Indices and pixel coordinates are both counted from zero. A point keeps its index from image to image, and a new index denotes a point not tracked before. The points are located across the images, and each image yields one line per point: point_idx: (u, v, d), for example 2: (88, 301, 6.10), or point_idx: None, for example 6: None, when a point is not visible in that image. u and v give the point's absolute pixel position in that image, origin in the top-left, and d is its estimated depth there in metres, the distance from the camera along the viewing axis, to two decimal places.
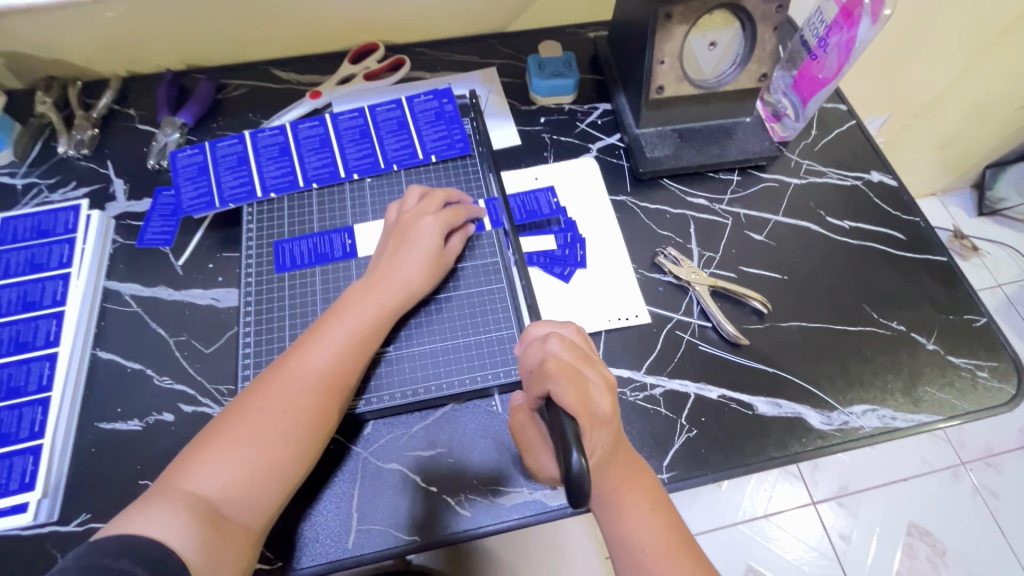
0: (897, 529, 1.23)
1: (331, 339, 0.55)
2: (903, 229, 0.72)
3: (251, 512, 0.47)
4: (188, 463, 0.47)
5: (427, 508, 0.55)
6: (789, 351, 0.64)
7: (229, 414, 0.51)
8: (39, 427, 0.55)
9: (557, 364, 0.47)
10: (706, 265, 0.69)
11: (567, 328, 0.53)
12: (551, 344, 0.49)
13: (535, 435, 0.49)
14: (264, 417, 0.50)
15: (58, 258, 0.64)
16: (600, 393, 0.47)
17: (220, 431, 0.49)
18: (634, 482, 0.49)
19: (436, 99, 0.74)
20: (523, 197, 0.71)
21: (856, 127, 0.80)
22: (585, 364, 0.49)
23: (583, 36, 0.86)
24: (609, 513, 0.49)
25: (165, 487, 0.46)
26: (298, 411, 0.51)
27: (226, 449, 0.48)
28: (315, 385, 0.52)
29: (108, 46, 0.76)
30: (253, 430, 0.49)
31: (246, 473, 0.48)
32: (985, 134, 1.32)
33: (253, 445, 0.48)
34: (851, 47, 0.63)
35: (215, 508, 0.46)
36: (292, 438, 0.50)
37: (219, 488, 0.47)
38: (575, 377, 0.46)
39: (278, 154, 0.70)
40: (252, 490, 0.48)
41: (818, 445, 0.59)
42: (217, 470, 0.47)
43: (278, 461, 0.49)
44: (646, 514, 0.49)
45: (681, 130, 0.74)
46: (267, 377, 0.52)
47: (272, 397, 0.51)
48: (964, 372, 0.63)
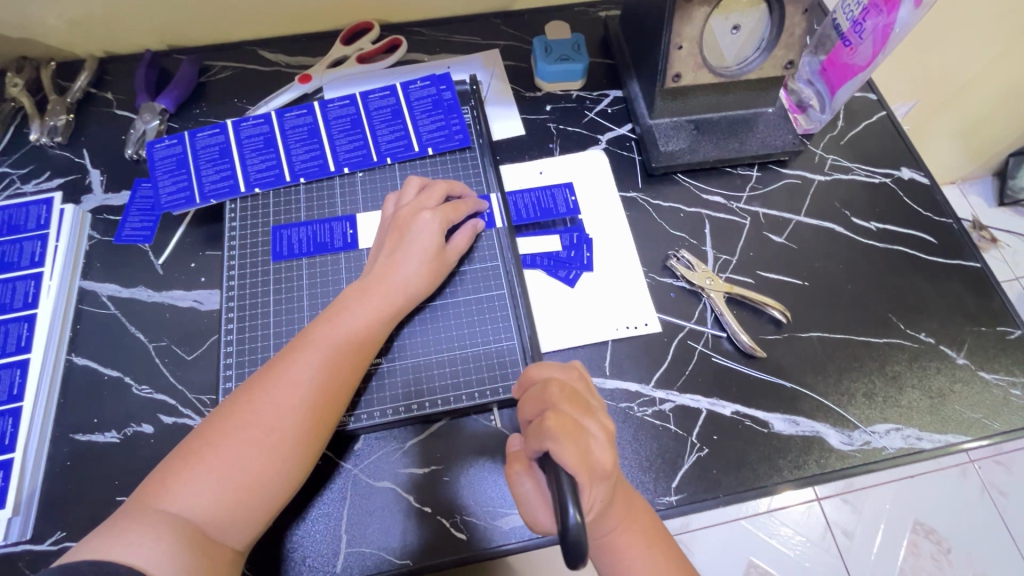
0: (902, 526, 1.18)
1: (325, 343, 0.50)
2: (934, 232, 0.67)
3: (239, 532, 0.43)
4: (168, 480, 0.43)
5: (421, 530, 0.52)
6: (809, 364, 0.60)
7: (210, 425, 0.46)
8: (10, 440, 0.52)
9: (556, 418, 0.43)
10: (721, 270, 0.65)
11: (569, 373, 0.49)
12: (551, 393, 0.45)
13: (532, 489, 0.45)
14: (254, 429, 0.45)
15: (30, 257, 0.60)
16: (601, 447, 0.43)
17: (202, 445, 0.45)
18: (633, 524, 0.47)
19: (434, 86, 0.69)
20: (539, 192, 0.66)
21: (886, 118, 0.74)
22: (586, 416, 0.45)
23: (593, 15, 0.79)
24: (605, 556, 0.46)
25: (142, 507, 0.42)
26: (290, 424, 0.47)
27: (210, 465, 0.44)
28: (309, 395, 0.48)
29: (81, 24, 0.70)
30: (242, 444, 0.45)
31: (234, 490, 0.43)
32: (1013, 120, 1.24)
33: (242, 461, 0.44)
34: (888, 34, 0.57)
35: (200, 530, 0.42)
36: (284, 452, 0.46)
37: (205, 508, 0.42)
38: (574, 432, 0.43)
39: (263, 145, 0.65)
40: (241, 509, 0.44)
41: (837, 466, 0.56)
42: (202, 488, 0.43)
43: (268, 477, 0.45)
44: (644, 558, 0.46)
45: (698, 121, 0.69)
46: (256, 384, 0.48)
47: (261, 406, 0.46)
48: (996, 389, 0.59)
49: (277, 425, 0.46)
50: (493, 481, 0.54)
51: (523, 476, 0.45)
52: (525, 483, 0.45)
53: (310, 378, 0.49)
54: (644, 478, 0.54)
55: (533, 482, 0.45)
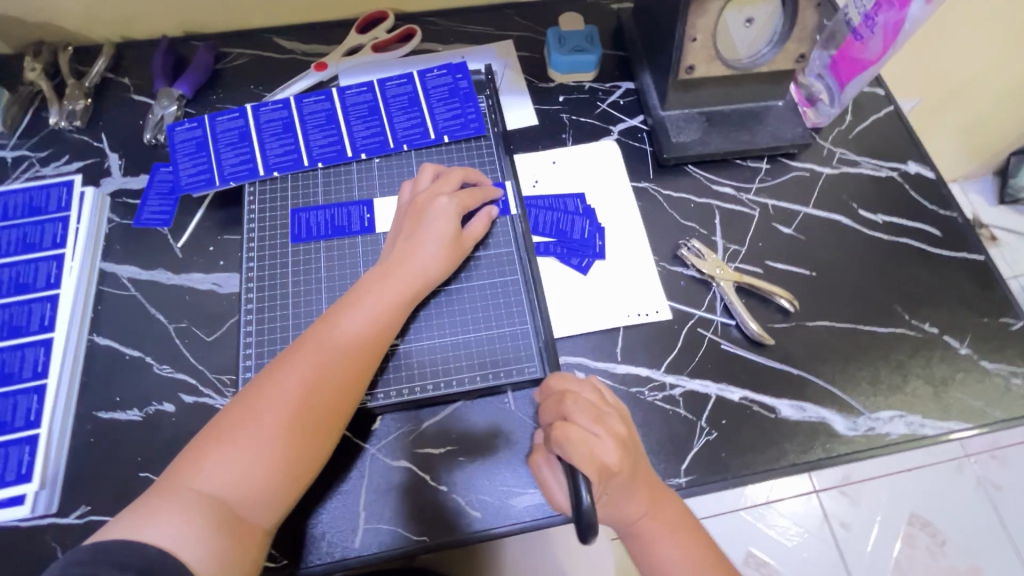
0: (897, 519, 1.20)
1: (346, 327, 0.52)
2: (939, 225, 0.68)
3: (267, 511, 0.45)
4: (197, 461, 0.44)
5: (437, 509, 0.54)
6: (815, 352, 0.61)
7: (235, 407, 0.47)
8: (35, 416, 0.53)
9: (565, 427, 0.46)
10: (730, 259, 0.66)
11: (585, 386, 0.50)
12: (562, 403, 0.48)
13: (550, 476, 0.52)
14: (278, 412, 0.47)
15: (52, 238, 0.61)
16: (607, 450, 0.45)
17: (229, 427, 0.46)
18: (659, 509, 0.48)
19: (450, 75, 0.69)
20: (552, 198, 0.67)
21: (893, 113, 0.75)
22: (596, 423, 0.47)
23: (605, 7, 0.80)
24: (635, 541, 0.49)
25: (173, 486, 0.43)
26: (314, 406, 0.48)
27: (237, 447, 0.45)
28: (331, 378, 0.49)
29: (100, 9, 0.71)
30: (267, 427, 0.46)
31: (261, 470, 0.45)
32: (1016, 118, 1.25)
33: (268, 443, 0.45)
34: (899, 30, 0.58)
35: (230, 509, 0.43)
36: (308, 434, 0.47)
37: (233, 488, 0.44)
38: (581, 439, 0.45)
39: (281, 130, 0.66)
40: (268, 489, 0.45)
41: (841, 451, 0.57)
42: (231, 469, 0.44)
43: (294, 458, 0.46)
44: (670, 540, 0.48)
45: (709, 113, 0.70)
46: (279, 368, 0.49)
47: (285, 389, 0.48)
48: (997, 378, 0.61)
49: (301, 409, 0.47)
50: (507, 462, 0.55)
51: (542, 465, 0.52)
52: (543, 471, 0.52)
53: (331, 361, 0.50)
54: (654, 460, 0.56)
55: (551, 470, 0.52)
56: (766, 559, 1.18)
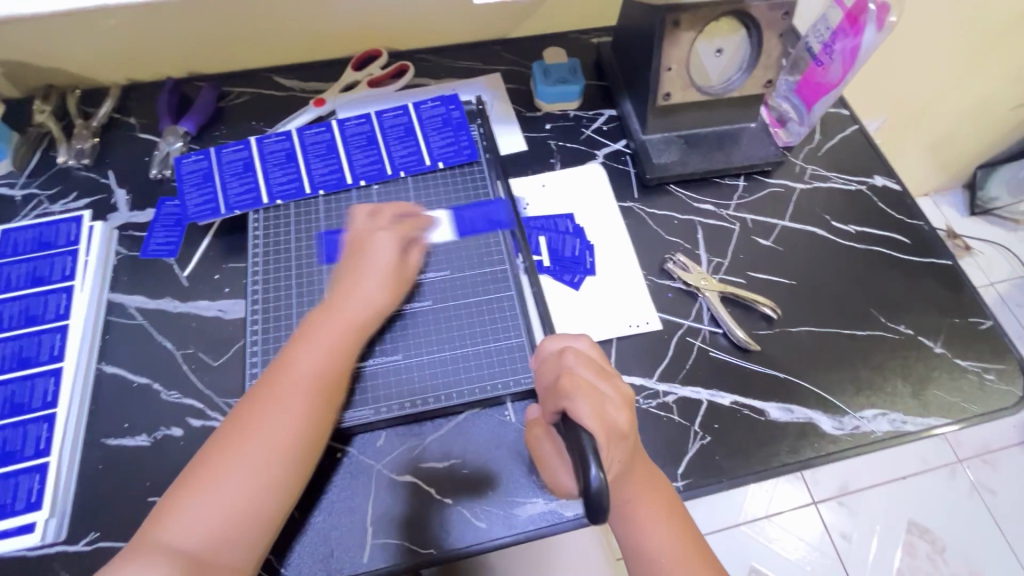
0: (897, 527, 1.22)
1: (296, 368, 0.52)
2: (907, 233, 0.73)
3: (240, 555, 0.46)
4: (165, 517, 0.45)
5: (442, 521, 0.55)
6: (799, 356, 0.64)
7: (200, 459, 0.48)
8: (45, 445, 0.54)
9: (572, 379, 0.47)
10: (715, 271, 0.69)
11: (583, 340, 0.53)
12: (565, 358, 0.50)
13: (551, 450, 0.50)
14: (241, 462, 0.47)
15: (61, 271, 0.63)
16: (615, 409, 0.47)
17: (193, 479, 0.47)
18: (648, 483, 0.50)
19: (443, 106, 0.74)
20: (543, 220, 0.70)
21: (858, 132, 0.81)
22: (601, 379, 0.49)
23: (586, 41, 0.86)
24: (622, 518, 0.49)
25: (142, 549, 0.44)
26: (275, 451, 0.48)
27: (201, 501, 0.46)
28: (289, 421, 0.49)
29: (109, 54, 0.75)
30: (232, 474, 0.47)
31: (229, 519, 0.46)
32: (977, 134, 1.33)
33: (231, 493, 0.46)
34: (855, 54, 0.64)
35: (199, 559, 0.44)
36: (271, 475, 0.48)
37: (199, 538, 0.45)
38: (589, 392, 0.47)
39: (284, 160, 0.69)
40: (239, 534, 0.46)
41: (830, 450, 0.59)
42: (198, 519, 0.45)
43: (261, 502, 0.47)
44: (659, 520, 0.49)
45: (687, 136, 0.74)
46: (238, 415, 0.50)
47: (245, 434, 0.48)
48: (971, 375, 0.64)
49: (263, 454, 0.48)
50: (510, 471, 0.57)
51: (543, 439, 0.51)
52: (543, 445, 0.51)
53: (286, 407, 0.50)
54: None
55: (552, 444, 0.50)
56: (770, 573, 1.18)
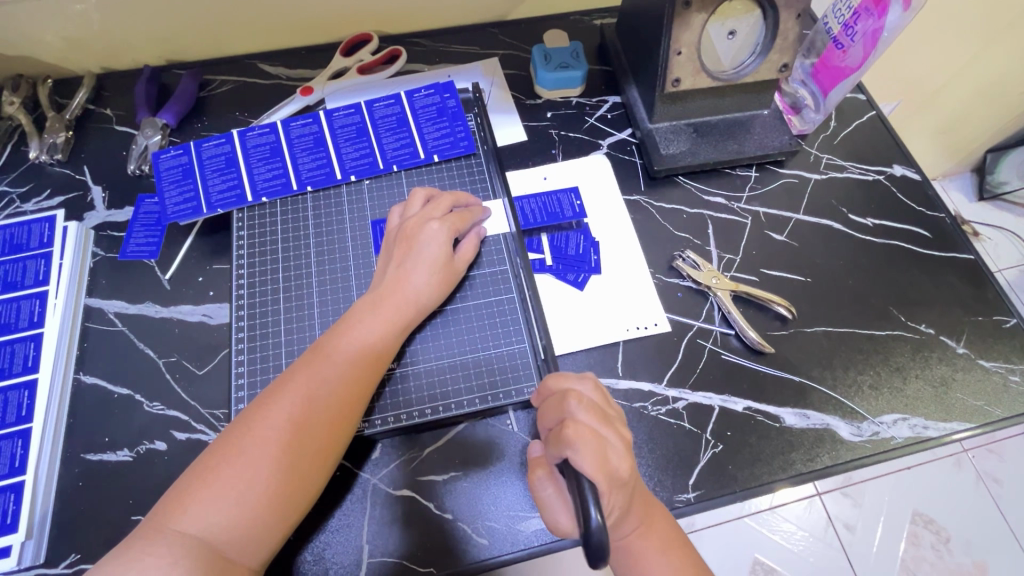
0: (902, 518, 1.20)
1: (338, 355, 0.51)
2: (928, 226, 0.69)
3: (254, 552, 0.43)
4: (182, 502, 0.43)
5: (441, 538, 0.52)
6: (814, 358, 0.61)
7: (222, 444, 0.46)
8: (20, 462, 0.51)
9: (576, 427, 0.43)
10: (726, 269, 0.66)
11: (586, 384, 0.50)
12: (567, 402, 0.46)
13: (553, 495, 0.46)
14: (266, 447, 0.45)
15: (34, 275, 0.60)
16: (618, 456, 0.44)
17: (216, 464, 0.44)
18: (651, 519, 0.48)
19: (438, 94, 0.69)
20: (546, 197, 0.67)
21: (876, 118, 0.77)
22: (604, 425, 0.45)
23: (588, 23, 0.81)
24: (621, 555, 0.47)
25: (157, 529, 0.42)
26: (304, 440, 0.47)
27: (224, 484, 0.43)
28: (322, 409, 0.48)
29: (81, 41, 0.70)
30: (260, 463, 0.44)
31: (249, 510, 0.43)
32: (991, 117, 1.28)
33: (255, 480, 0.44)
34: (878, 38, 0.59)
35: (216, 551, 0.42)
36: (296, 470, 0.46)
37: (218, 528, 0.42)
38: (591, 440, 0.43)
39: (269, 155, 0.65)
40: (260, 531, 0.43)
41: (847, 457, 0.57)
42: (218, 510, 0.43)
43: (283, 497, 0.45)
44: (663, 557, 0.47)
45: (697, 124, 0.70)
46: (267, 402, 0.48)
47: (274, 424, 0.46)
48: (995, 376, 0.61)
49: (290, 442, 0.46)
50: (513, 484, 0.54)
51: (545, 482, 0.46)
52: (545, 488, 0.46)
53: (324, 392, 0.49)
54: (661, 477, 0.55)
55: (555, 487, 0.46)
56: (773, 565, 1.16)
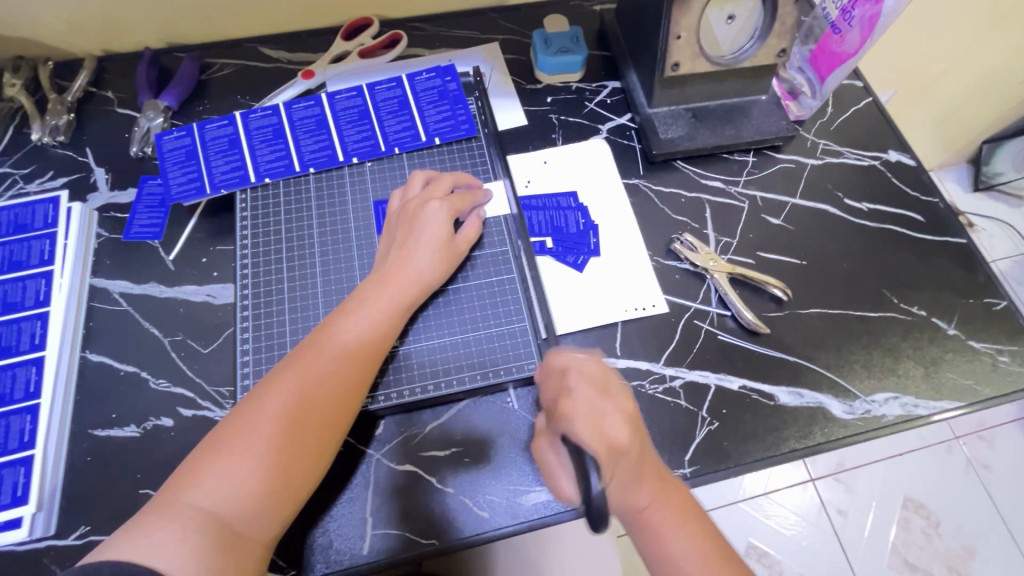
0: (893, 503, 1.23)
1: (346, 333, 0.52)
2: (922, 211, 0.70)
3: (264, 526, 0.44)
4: (194, 478, 0.44)
5: (443, 512, 0.53)
6: (808, 338, 0.62)
7: (231, 422, 0.47)
8: (29, 437, 0.52)
9: (571, 402, 0.46)
10: (723, 252, 0.67)
11: (586, 355, 0.51)
12: (568, 378, 0.48)
13: (553, 461, 0.48)
14: (276, 423, 0.46)
15: (39, 255, 0.60)
16: (616, 426, 0.46)
17: (225, 442, 0.45)
18: (665, 496, 0.48)
19: (439, 77, 0.70)
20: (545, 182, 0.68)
21: (872, 104, 0.77)
22: (603, 398, 0.47)
23: (589, 9, 0.81)
24: (640, 528, 0.48)
25: (169, 503, 0.42)
26: (312, 415, 0.48)
27: (234, 459, 0.44)
28: (330, 386, 0.49)
29: (82, 23, 0.70)
30: (269, 440, 0.45)
31: (259, 484, 0.44)
32: (987, 107, 1.29)
33: (265, 455, 0.45)
34: (873, 24, 0.60)
35: (227, 525, 0.42)
36: (303, 446, 0.47)
37: (230, 503, 0.43)
38: (587, 413, 0.46)
39: (271, 136, 0.66)
40: (269, 506, 0.44)
41: (840, 434, 0.58)
42: (228, 485, 0.43)
43: (292, 472, 0.46)
44: (680, 533, 0.47)
45: (695, 109, 0.71)
46: (274, 381, 0.48)
47: (282, 402, 0.47)
48: (985, 357, 0.62)
49: (298, 419, 0.47)
50: (514, 459, 0.55)
51: (546, 448, 0.49)
52: (547, 454, 0.49)
53: (331, 370, 0.50)
54: (659, 453, 0.56)
55: (555, 454, 0.48)
56: (767, 549, 1.19)
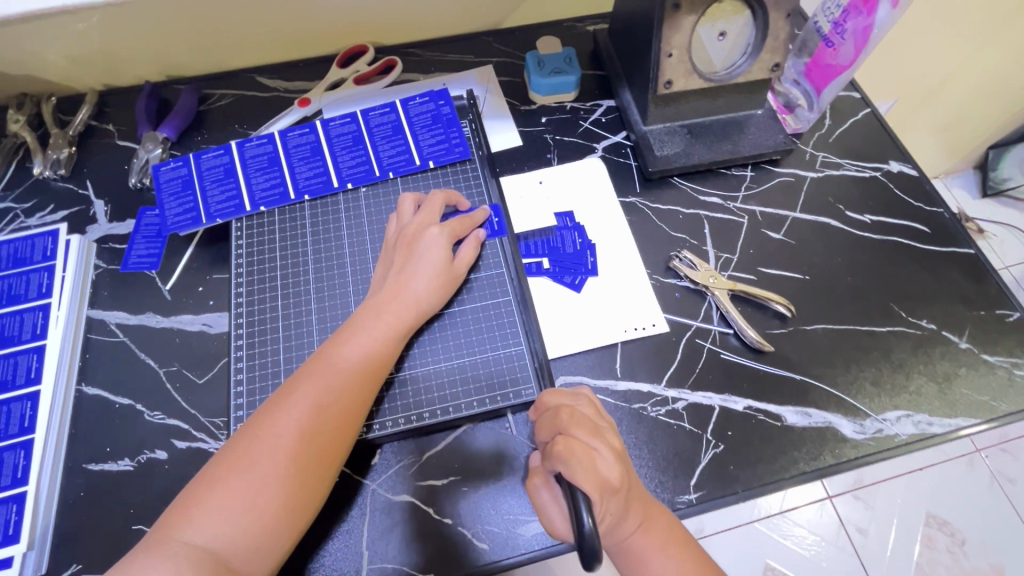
0: (915, 521, 1.18)
1: (343, 360, 0.51)
2: (926, 221, 0.69)
3: (261, 561, 0.43)
4: (187, 514, 0.43)
5: (441, 545, 0.52)
6: (814, 355, 0.61)
7: (227, 453, 0.46)
8: (22, 473, 0.52)
9: (566, 442, 0.44)
10: (723, 268, 0.66)
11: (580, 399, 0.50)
12: (560, 416, 0.47)
13: (550, 500, 0.46)
14: (273, 458, 0.45)
15: (38, 289, 0.60)
16: (608, 465, 0.44)
17: (220, 477, 0.44)
18: (651, 523, 0.47)
19: (433, 101, 0.70)
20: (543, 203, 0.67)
21: (871, 115, 0.77)
22: (594, 437, 0.46)
23: (581, 30, 0.82)
24: (626, 557, 0.47)
25: (162, 540, 0.42)
26: (310, 449, 0.46)
27: (230, 495, 0.43)
28: (328, 418, 0.48)
29: (83, 59, 0.71)
30: (266, 474, 0.44)
31: (253, 522, 0.43)
32: (992, 113, 1.28)
33: (261, 490, 0.44)
34: (868, 35, 0.59)
35: (223, 562, 0.42)
36: (301, 480, 0.45)
37: (226, 539, 0.42)
38: (582, 453, 0.43)
39: (267, 164, 0.66)
40: (267, 542, 0.43)
41: (851, 455, 0.56)
42: (224, 521, 0.43)
43: (288, 508, 0.44)
44: (665, 559, 0.47)
45: (691, 126, 0.71)
46: (272, 411, 0.47)
47: (280, 434, 0.46)
48: (1000, 371, 0.60)
49: (296, 451, 0.46)
50: (512, 487, 0.54)
51: (541, 488, 0.46)
52: (543, 494, 0.46)
53: (329, 400, 0.48)
54: (663, 478, 0.54)
55: (551, 493, 0.46)
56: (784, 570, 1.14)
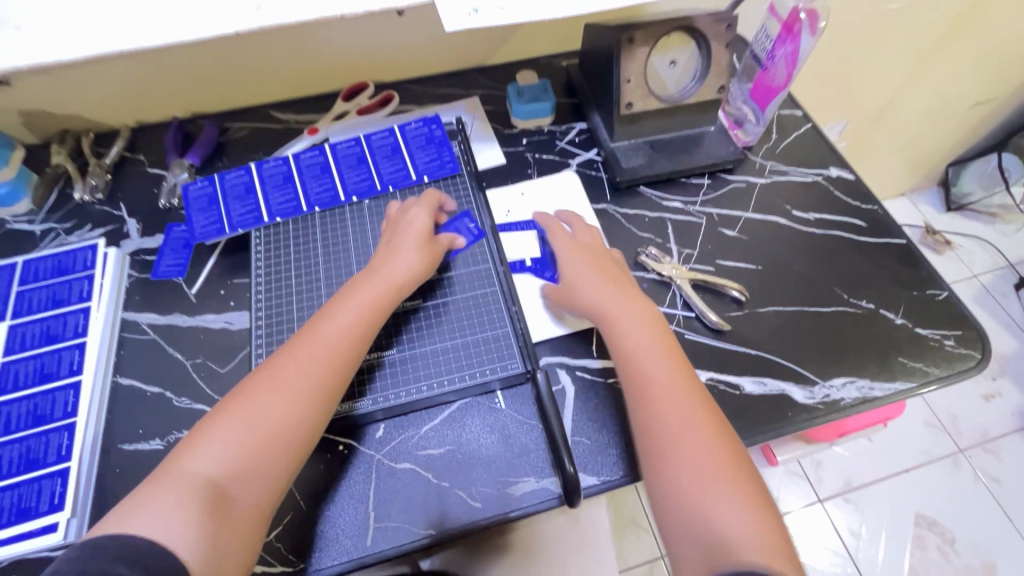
0: (905, 521, 1.25)
1: (336, 321, 0.58)
2: (863, 217, 0.78)
3: (254, 493, 0.48)
4: (191, 448, 0.48)
5: (440, 504, 0.58)
6: (768, 333, 0.68)
7: (231, 398, 0.52)
8: (66, 451, 0.58)
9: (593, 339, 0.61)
10: (685, 262, 0.74)
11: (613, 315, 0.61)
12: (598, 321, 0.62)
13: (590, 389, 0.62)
14: (272, 398, 0.51)
15: (79, 293, 0.68)
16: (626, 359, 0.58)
17: (223, 415, 0.50)
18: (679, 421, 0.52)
19: (426, 126, 0.80)
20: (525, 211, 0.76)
21: (812, 130, 0.87)
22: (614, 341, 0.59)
23: (556, 64, 0.93)
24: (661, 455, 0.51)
25: (169, 470, 0.47)
26: (303, 394, 0.52)
27: (231, 428, 0.49)
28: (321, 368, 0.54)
29: (119, 98, 0.82)
30: (263, 411, 0.50)
31: (248, 454, 0.49)
32: (943, 134, 1.41)
33: (258, 425, 0.50)
34: (795, 58, 0.70)
35: (219, 488, 0.47)
36: (294, 420, 0.51)
37: (224, 468, 0.48)
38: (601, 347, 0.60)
39: (282, 182, 0.76)
40: (259, 474, 0.49)
41: (803, 418, 0.63)
42: (224, 452, 0.48)
43: (280, 445, 0.50)
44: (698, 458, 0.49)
45: (653, 142, 0.81)
46: (273, 363, 0.54)
47: (279, 380, 0.52)
48: (932, 342, 0.68)
49: (291, 394, 0.52)
50: (503, 452, 0.60)
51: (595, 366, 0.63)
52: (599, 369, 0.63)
53: (322, 354, 0.55)
54: None
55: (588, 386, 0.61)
56: None
